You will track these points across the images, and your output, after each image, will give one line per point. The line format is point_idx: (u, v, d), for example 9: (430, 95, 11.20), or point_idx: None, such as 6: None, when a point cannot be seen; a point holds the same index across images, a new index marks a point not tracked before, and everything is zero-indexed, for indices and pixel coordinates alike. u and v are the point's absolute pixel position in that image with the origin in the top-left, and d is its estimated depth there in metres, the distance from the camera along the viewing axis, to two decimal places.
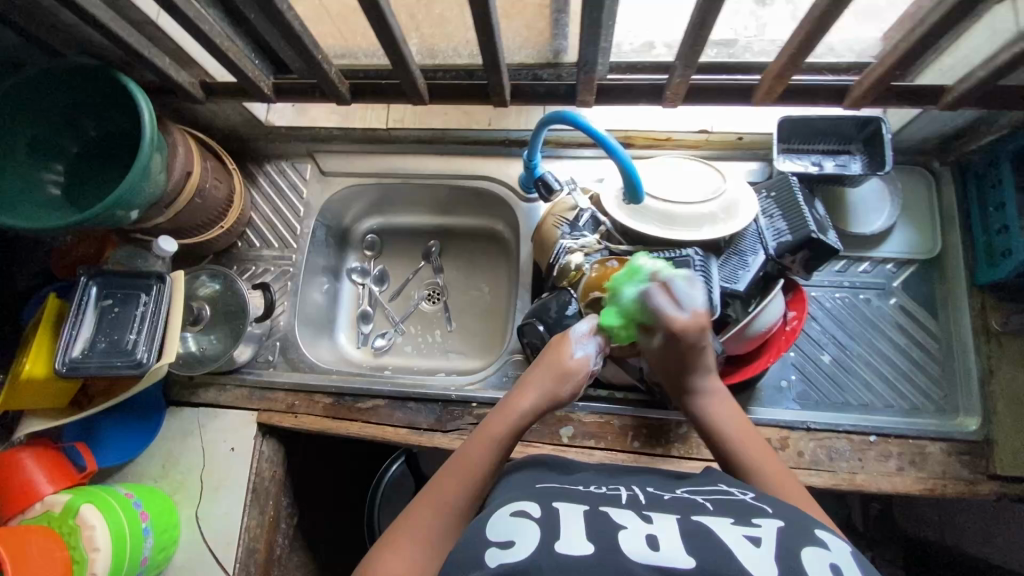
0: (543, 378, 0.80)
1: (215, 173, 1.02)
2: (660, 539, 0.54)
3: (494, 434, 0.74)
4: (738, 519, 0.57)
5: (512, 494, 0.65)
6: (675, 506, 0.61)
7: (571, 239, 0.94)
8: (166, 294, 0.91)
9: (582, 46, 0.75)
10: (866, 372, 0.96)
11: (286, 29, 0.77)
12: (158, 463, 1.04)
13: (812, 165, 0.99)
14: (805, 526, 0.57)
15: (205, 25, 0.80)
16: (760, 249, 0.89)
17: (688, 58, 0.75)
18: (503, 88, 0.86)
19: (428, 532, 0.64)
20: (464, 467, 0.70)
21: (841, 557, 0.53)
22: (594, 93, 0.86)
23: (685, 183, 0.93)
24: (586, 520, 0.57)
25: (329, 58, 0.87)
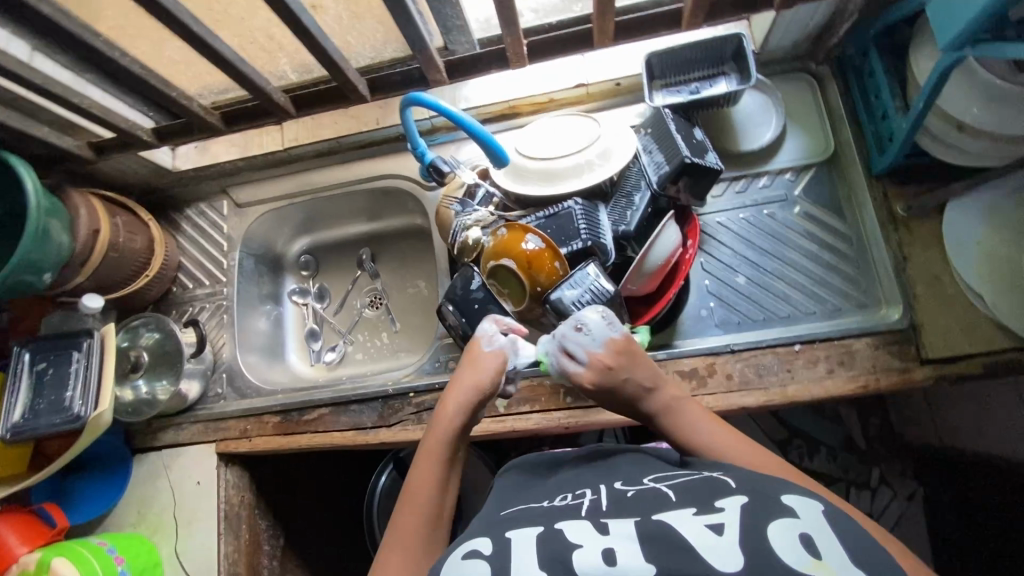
0: (468, 378, 0.79)
1: (128, 227, 1.07)
2: (618, 553, 0.48)
3: (433, 452, 0.71)
4: (700, 509, 0.51)
5: (470, 530, 0.59)
6: (639, 502, 0.55)
7: (465, 216, 0.97)
8: (96, 350, 0.95)
9: (403, 27, 0.78)
10: (782, 285, 0.96)
11: (126, 73, 0.82)
12: (134, 510, 1.08)
13: (691, 93, 0.99)
14: (770, 495, 0.51)
15: (60, 89, 0.84)
16: (644, 186, 0.91)
17: (507, 17, 0.78)
18: (355, 82, 0.90)
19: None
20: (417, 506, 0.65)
21: (813, 525, 0.47)
22: (442, 69, 0.90)
23: (562, 138, 0.94)
24: (537, 546, 0.51)
25: (188, 94, 0.92)
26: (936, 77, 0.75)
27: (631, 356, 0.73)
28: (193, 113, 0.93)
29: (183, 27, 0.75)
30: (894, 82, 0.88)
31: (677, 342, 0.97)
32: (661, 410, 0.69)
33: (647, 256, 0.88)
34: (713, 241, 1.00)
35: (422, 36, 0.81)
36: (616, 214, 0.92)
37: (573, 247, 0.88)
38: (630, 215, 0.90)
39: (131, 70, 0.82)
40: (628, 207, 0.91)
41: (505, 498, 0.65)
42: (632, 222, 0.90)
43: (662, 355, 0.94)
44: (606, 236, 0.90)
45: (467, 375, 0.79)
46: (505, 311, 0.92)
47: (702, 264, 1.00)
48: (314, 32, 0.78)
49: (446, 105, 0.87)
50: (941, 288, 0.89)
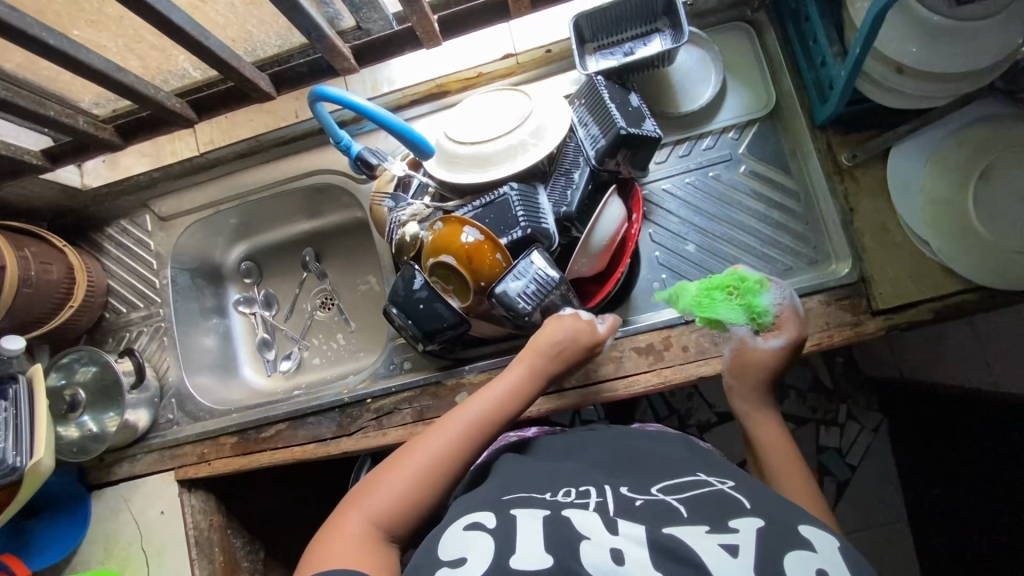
0: (555, 348, 0.78)
1: (41, 257, 0.99)
2: (627, 556, 0.50)
3: (505, 396, 0.72)
4: (714, 527, 0.52)
5: (473, 505, 0.60)
6: (648, 511, 0.56)
7: (399, 211, 0.92)
8: (25, 394, 0.90)
9: (292, 16, 0.70)
10: (732, 248, 0.94)
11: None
12: (99, 548, 1.05)
13: (625, 55, 0.95)
14: (788, 524, 0.52)
15: None
16: (582, 162, 0.86)
17: None
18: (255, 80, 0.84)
19: (425, 470, 0.63)
20: (460, 427, 0.67)
21: (829, 562, 0.48)
22: (349, 57, 0.82)
23: (491, 117, 0.88)
24: (544, 532, 0.53)
25: (71, 109, 0.83)
26: (869, 24, 0.71)
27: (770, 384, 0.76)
28: (78, 130, 0.85)
29: (39, 43, 0.66)
30: (830, 26, 0.84)
31: (631, 319, 0.95)
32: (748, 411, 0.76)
33: (591, 237, 0.85)
34: (660, 210, 0.97)
35: (316, 24, 0.73)
36: (557, 194, 0.87)
37: (513, 236, 0.83)
38: (570, 194, 0.86)
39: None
40: (568, 185, 0.87)
41: (510, 478, 0.66)
42: (573, 203, 0.86)
43: (618, 334, 0.93)
44: (547, 219, 0.85)
45: (548, 354, 0.78)
46: (451, 309, 0.88)
47: (650, 236, 0.97)
48: (192, 31, 0.70)
49: (352, 97, 0.80)
50: (887, 237, 0.87)
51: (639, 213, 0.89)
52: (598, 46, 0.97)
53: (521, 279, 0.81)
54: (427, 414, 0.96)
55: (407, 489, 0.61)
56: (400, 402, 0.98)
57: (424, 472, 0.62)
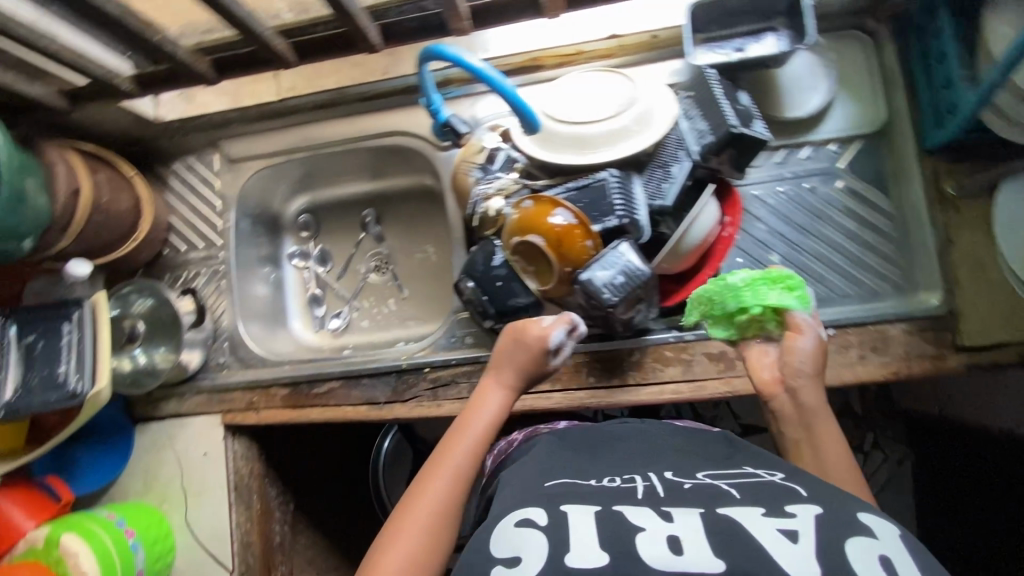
0: (521, 366, 0.74)
1: (112, 184, 0.97)
2: (683, 543, 0.49)
3: (476, 429, 0.68)
4: (770, 510, 0.51)
5: (513, 495, 0.60)
6: (698, 496, 0.55)
7: (486, 184, 0.89)
8: (89, 320, 0.88)
9: None
10: (817, 264, 0.92)
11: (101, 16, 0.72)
12: (140, 480, 1.06)
13: (735, 51, 0.90)
14: (845, 510, 0.51)
15: None
16: (683, 156, 0.84)
17: None
18: (363, 28, 0.79)
19: (419, 541, 0.58)
20: (444, 480, 0.63)
21: (891, 547, 0.47)
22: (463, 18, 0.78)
23: (595, 98, 0.85)
24: (596, 526, 0.52)
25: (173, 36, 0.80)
26: (1012, 55, 0.67)
27: (822, 372, 0.71)
28: (175, 59, 0.82)
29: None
30: (963, 47, 0.80)
31: None
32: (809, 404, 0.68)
33: (683, 238, 0.83)
34: (747, 216, 0.94)
35: None
36: (652, 186, 0.85)
37: (607, 224, 0.81)
38: (666, 187, 0.84)
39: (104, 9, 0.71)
40: (665, 178, 0.84)
41: (545, 465, 0.66)
42: (668, 197, 0.83)
43: (690, 336, 0.91)
44: (640, 212, 0.83)
45: (516, 370, 0.74)
46: (528, 290, 0.86)
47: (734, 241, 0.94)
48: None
49: (468, 59, 0.77)
50: (984, 275, 0.84)
51: (736, 224, 0.85)
52: (707, 37, 0.92)
53: (607, 271, 0.79)
54: None
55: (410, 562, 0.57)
56: (458, 376, 0.97)
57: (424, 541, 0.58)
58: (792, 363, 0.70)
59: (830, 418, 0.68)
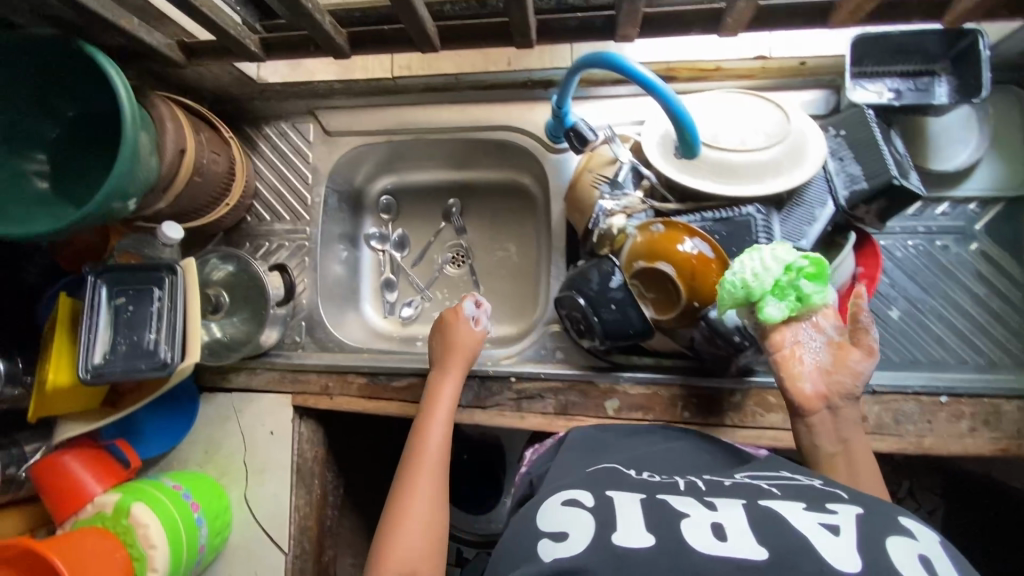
0: (456, 353, 0.92)
1: (211, 146, 0.92)
2: (726, 529, 0.51)
3: (435, 411, 0.87)
4: (813, 507, 0.54)
5: (563, 482, 0.64)
6: (741, 492, 0.58)
7: (612, 199, 0.84)
8: (180, 286, 0.85)
9: None
10: (938, 326, 0.88)
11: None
12: (201, 449, 1.03)
13: (891, 92, 0.85)
14: (889, 514, 0.52)
15: None
16: (829, 199, 0.79)
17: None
18: (529, 24, 0.71)
19: (424, 513, 0.77)
20: (421, 497, 0.79)
21: (930, 549, 0.48)
22: (639, 25, 0.70)
23: (744, 127, 0.81)
24: (643, 512, 0.55)
25: (322, 5, 0.72)
26: None
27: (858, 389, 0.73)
28: (320, 29, 0.73)
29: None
30: None
31: None
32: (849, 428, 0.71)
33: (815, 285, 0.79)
34: None
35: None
36: (791, 226, 0.80)
37: None
38: (806, 229, 0.79)
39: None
40: (806, 219, 0.79)
41: (583, 460, 0.72)
42: (807, 240, 0.79)
43: None
44: None
45: (458, 353, 0.92)
46: (643, 317, 0.82)
47: None
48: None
49: (639, 71, 0.72)
50: None
51: (875, 277, 0.80)
52: (858, 72, 0.87)
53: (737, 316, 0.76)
54: (571, 410, 0.92)
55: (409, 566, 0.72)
56: (545, 391, 0.94)
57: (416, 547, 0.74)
58: (839, 381, 0.71)
59: (861, 437, 0.71)
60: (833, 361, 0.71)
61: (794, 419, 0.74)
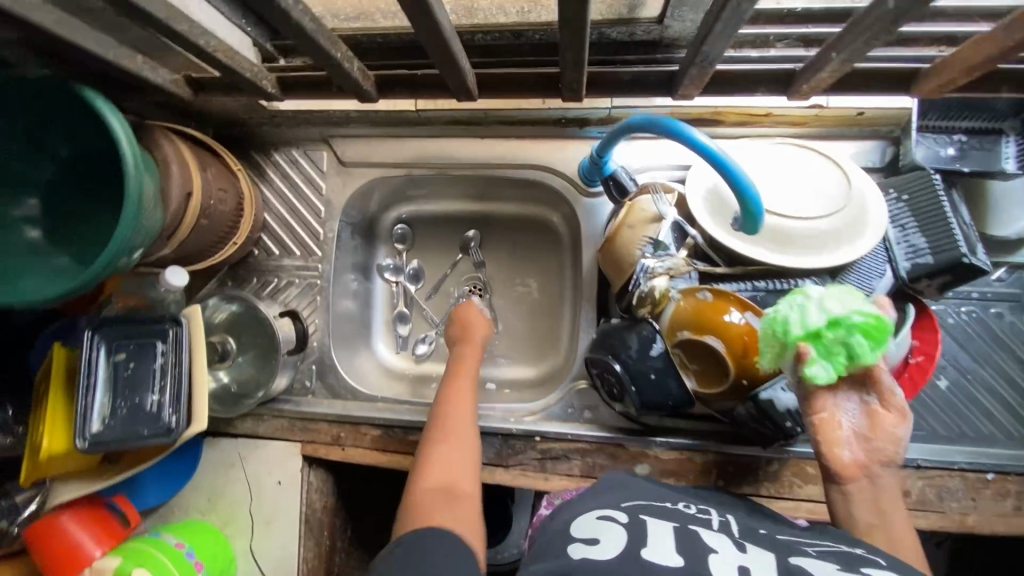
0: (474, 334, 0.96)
1: (219, 181, 0.85)
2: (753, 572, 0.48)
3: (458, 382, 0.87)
4: (845, 568, 0.49)
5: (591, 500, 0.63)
6: (777, 544, 0.54)
7: (655, 259, 0.78)
8: (185, 340, 0.78)
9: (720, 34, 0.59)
10: (987, 399, 0.84)
11: (295, 32, 0.54)
12: (204, 495, 0.97)
13: (956, 149, 0.79)
14: None
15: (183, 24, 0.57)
16: (888, 270, 0.74)
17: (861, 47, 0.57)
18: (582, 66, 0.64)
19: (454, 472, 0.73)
20: (459, 432, 0.79)
21: None
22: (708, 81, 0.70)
23: (802, 189, 0.75)
24: (675, 538, 0.53)
25: (352, 54, 0.65)
26: None
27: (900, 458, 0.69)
28: (348, 77, 0.65)
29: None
30: None
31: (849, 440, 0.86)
32: (890, 495, 0.67)
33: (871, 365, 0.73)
34: None
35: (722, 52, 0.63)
36: None
37: None
38: None
39: (302, 25, 0.53)
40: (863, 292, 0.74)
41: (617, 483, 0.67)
42: None
43: None
44: None
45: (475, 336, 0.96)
46: (683, 387, 0.78)
47: None
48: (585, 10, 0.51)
49: (699, 138, 0.65)
50: None
51: (934, 354, 0.75)
52: (921, 126, 0.81)
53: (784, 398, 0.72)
54: (599, 472, 0.88)
55: (447, 482, 0.72)
56: (571, 451, 0.89)
57: (455, 470, 0.74)
58: (877, 447, 0.67)
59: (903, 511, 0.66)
60: (871, 426, 0.68)
61: (829, 487, 0.70)
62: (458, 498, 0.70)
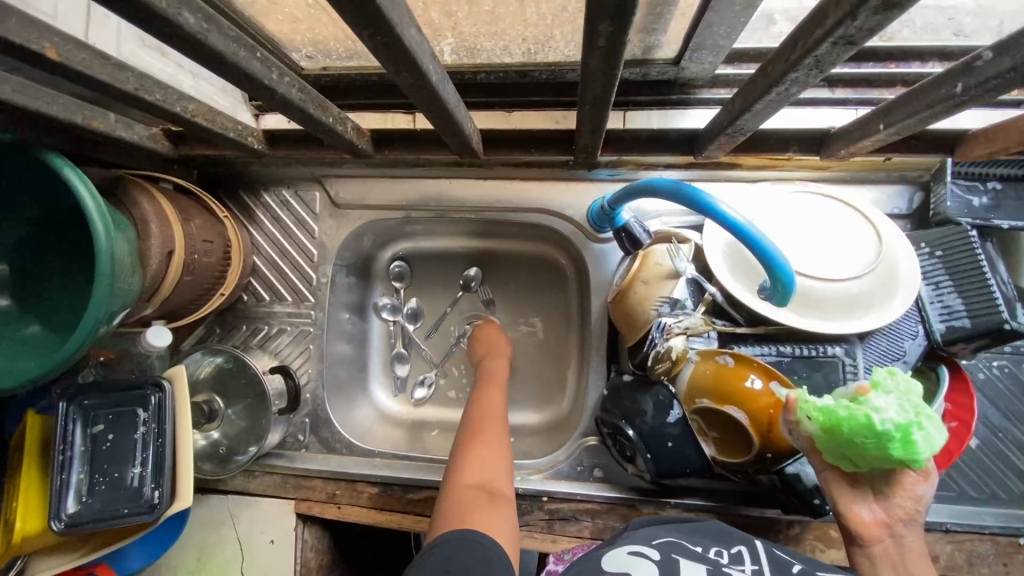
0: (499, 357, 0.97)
1: (204, 233, 0.79)
2: None
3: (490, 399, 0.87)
4: None
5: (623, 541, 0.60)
6: None
7: (673, 319, 0.73)
8: (168, 408, 0.72)
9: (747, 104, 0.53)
10: (1020, 458, 0.80)
11: (281, 105, 0.49)
12: (192, 557, 0.92)
13: (991, 201, 0.74)
14: None
15: (160, 92, 0.51)
16: (921, 333, 0.70)
17: (912, 116, 0.51)
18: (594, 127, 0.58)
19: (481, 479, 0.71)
20: (491, 434, 0.79)
21: None
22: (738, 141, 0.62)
23: (831, 246, 0.70)
24: None
25: (345, 113, 0.61)
26: None
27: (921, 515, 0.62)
28: (342, 138, 0.61)
29: (417, 77, 0.46)
30: None
31: None
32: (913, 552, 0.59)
33: None
34: None
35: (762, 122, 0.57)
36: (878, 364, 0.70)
37: None
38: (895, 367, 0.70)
39: (290, 98, 0.48)
40: (896, 357, 0.70)
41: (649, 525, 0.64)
42: None
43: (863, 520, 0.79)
44: None
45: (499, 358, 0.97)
46: (702, 454, 0.73)
47: None
48: (615, 77, 0.42)
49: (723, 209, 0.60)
50: None
51: (969, 421, 0.70)
52: (953, 173, 0.76)
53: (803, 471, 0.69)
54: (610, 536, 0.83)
55: (484, 480, 0.71)
56: (581, 512, 0.84)
57: (490, 470, 0.73)
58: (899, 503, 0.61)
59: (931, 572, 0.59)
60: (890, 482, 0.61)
61: (849, 550, 0.62)
62: (497, 496, 0.69)
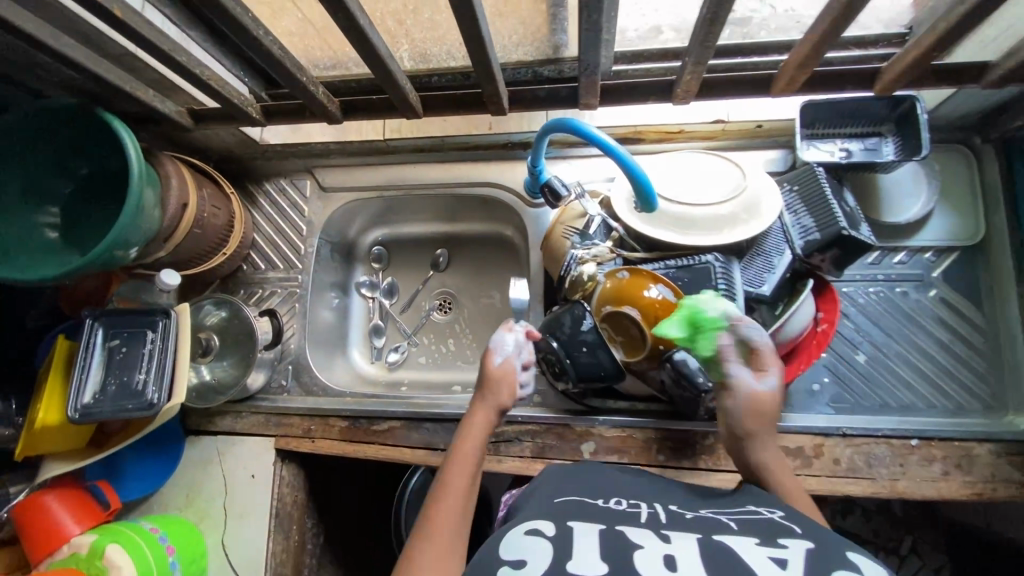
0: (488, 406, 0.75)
1: (213, 201, 1.00)
2: (678, 560, 0.51)
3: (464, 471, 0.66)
4: (763, 541, 0.52)
5: (529, 513, 0.62)
6: (697, 525, 0.57)
7: (582, 248, 0.88)
8: (172, 329, 0.89)
9: (585, 48, 0.74)
10: (905, 370, 0.91)
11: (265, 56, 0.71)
12: (183, 494, 1.03)
13: (844, 154, 0.92)
14: (835, 548, 0.51)
15: (183, 57, 0.74)
16: (786, 249, 0.85)
17: (705, 41, 0.71)
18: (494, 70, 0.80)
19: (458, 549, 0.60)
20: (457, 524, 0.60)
21: None
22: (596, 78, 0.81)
23: (704, 183, 0.87)
24: (600, 542, 0.54)
25: (315, 78, 0.82)
26: None
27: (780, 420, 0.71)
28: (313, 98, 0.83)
29: (349, 20, 0.67)
30: None
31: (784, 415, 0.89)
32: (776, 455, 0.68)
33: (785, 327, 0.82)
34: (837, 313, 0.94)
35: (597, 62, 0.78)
36: (752, 273, 0.84)
37: None
38: (765, 276, 0.84)
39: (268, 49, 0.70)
40: (765, 267, 0.84)
41: (556, 488, 0.68)
42: (766, 285, 0.83)
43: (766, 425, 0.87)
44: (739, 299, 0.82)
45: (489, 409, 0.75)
46: (613, 359, 0.86)
47: None
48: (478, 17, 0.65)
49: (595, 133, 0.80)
50: None
51: (835, 319, 0.85)
52: (811, 132, 0.94)
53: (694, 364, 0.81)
54: (548, 453, 0.93)
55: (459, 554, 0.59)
56: (522, 433, 0.95)
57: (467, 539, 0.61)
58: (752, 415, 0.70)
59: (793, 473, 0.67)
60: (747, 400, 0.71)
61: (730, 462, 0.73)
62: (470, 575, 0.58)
